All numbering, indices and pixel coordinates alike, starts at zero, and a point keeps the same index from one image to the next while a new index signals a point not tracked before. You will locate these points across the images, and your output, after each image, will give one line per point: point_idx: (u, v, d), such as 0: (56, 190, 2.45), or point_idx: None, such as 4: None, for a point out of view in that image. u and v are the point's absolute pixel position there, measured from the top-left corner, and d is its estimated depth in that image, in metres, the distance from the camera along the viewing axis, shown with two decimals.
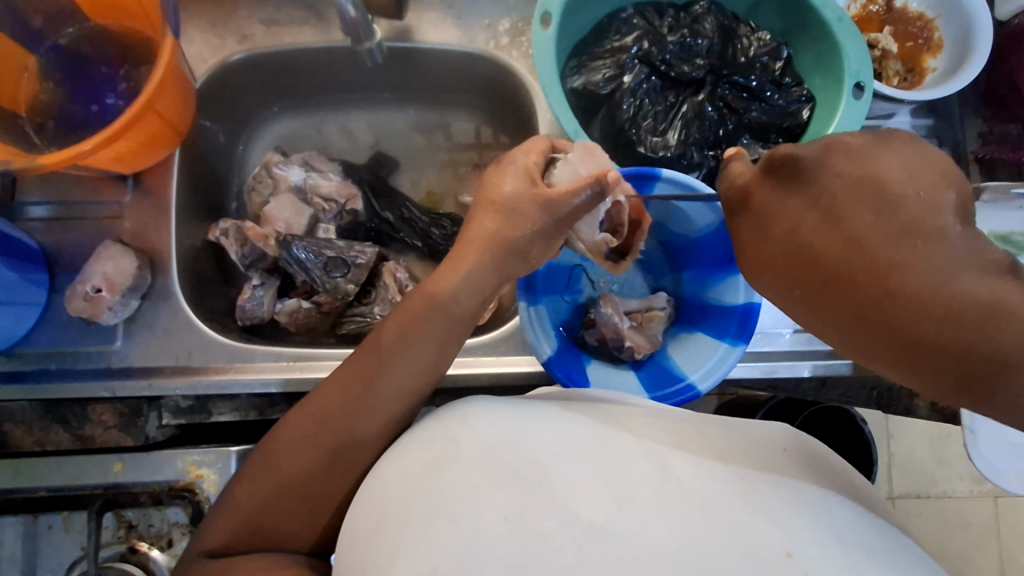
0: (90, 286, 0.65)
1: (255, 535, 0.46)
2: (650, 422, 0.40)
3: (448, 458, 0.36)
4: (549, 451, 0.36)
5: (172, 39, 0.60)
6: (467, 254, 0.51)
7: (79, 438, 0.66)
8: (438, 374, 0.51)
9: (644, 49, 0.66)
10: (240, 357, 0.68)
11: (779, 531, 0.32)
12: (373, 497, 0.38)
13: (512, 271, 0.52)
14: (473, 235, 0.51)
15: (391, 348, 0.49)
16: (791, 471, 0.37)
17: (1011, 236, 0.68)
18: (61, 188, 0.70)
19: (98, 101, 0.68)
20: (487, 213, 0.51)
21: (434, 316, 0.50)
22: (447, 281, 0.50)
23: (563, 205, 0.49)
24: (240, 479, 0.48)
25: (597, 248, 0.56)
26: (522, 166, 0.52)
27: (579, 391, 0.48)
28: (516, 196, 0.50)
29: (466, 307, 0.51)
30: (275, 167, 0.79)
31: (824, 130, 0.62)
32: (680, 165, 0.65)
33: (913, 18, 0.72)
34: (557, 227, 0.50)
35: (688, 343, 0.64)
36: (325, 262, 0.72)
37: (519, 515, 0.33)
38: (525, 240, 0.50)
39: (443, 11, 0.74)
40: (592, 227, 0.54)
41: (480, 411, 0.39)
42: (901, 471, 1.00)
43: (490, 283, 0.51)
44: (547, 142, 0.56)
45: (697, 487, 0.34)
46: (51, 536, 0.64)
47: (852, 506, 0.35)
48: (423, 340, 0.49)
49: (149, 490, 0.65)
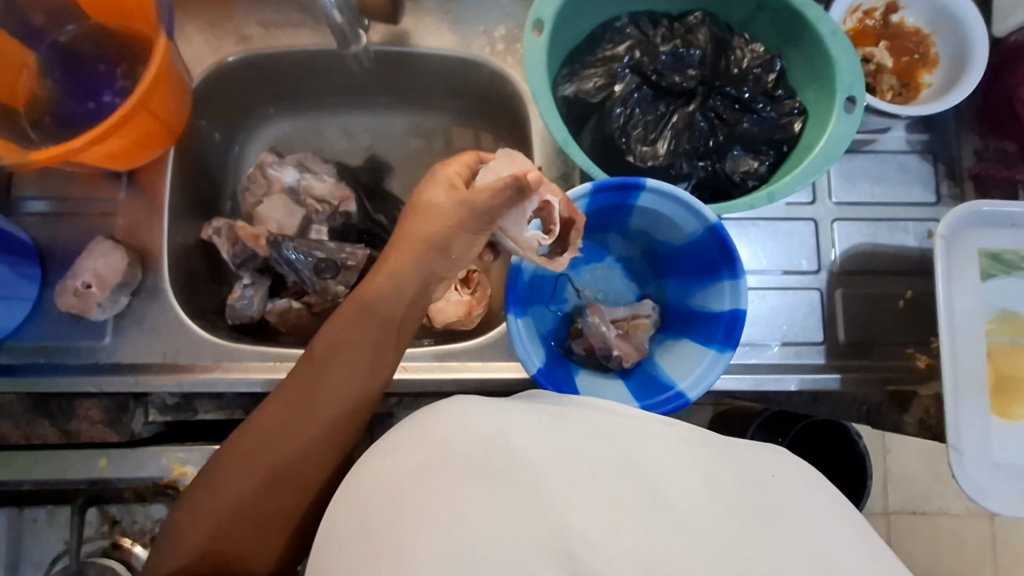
0: (80, 281, 0.65)
1: (207, 561, 0.46)
2: (640, 433, 0.41)
3: (435, 461, 0.37)
4: (541, 459, 0.37)
5: (165, 40, 0.60)
6: (394, 258, 0.52)
7: (65, 432, 0.68)
8: (378, 378, 0.51)
9: (636, 58, 0.66)
10: (226, 356, 0.68)
11: (764, 551, 0.33)
12: (360, 487, 0.39)
13: (433, 267, 0.51)
14: (403, 238, 0.52)
15: (324, 356, 0.50)
16: (785, 495, 0.38)
17: (1003, 254, 0.67)
18: (57, 183, 0.71)
19: (95, 98, 0.69)
20: (415, 216, 0.52)
21: (364, 322, 0.51)
22: (375, 283, 0.51)
23: (482, 203, 0.48)
24: (189, 502, 0.48)
25: (528, 246, 0.52)
26: (444, 178, 0.53)
27: (558, 397, 0.47)
28: (437, 204, 0.51)
29: (396, 309, 0.51)
30: (269, 168, 0.79)
31: (814, 145, 0.62)
32: (668, 175, 0.65)
33: (909, 32, 0.72)
34: (482, 224, 0.49)
35: (674, 351, 0.64)
36: (316, 263, 0.72)
37: (507, 525, 0.34)
38: (444, 235, 0.50)
39: (440, 17, 0.75)
40: (518, 219, 0.50)
41: (471, 411, 0.40)
42: (896, 487, 0.97)
43: (415, 282, 0.51)
44: (475, 155, 0.56)
45: (683, 505, 0.35)
46: (36, 528, 0.67)
47: (845, 536, 0.37)
48: (356, 347, 0.50)
49: (132, 487, 0.66)
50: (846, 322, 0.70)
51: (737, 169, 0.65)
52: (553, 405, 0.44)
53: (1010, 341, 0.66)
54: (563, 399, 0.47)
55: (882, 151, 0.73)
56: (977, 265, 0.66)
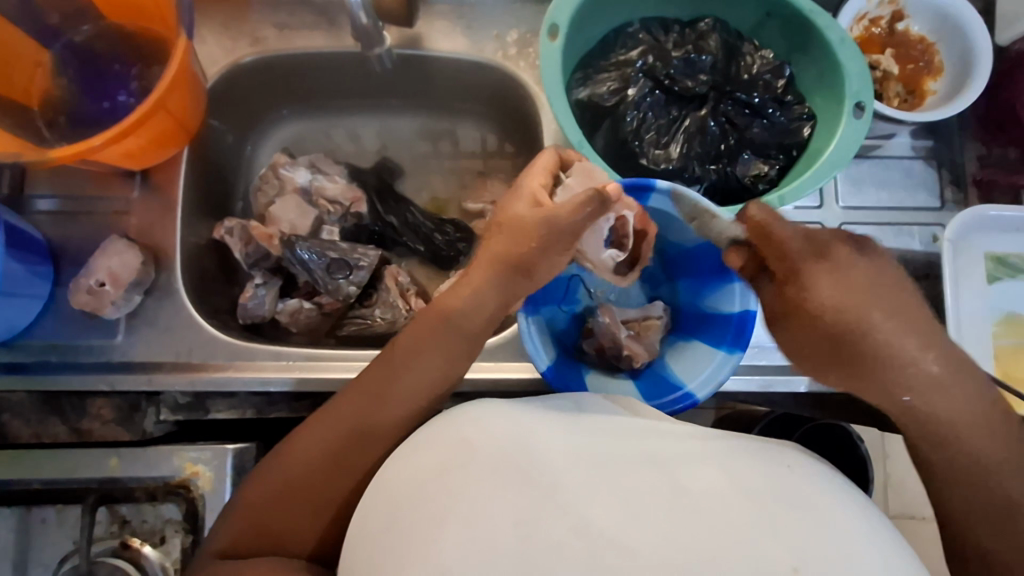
0: (94, 279, 0.65)
1: (263, 537, 0.48)
2: (658, 434, 0.41)
3: (458, 459, 0.38)
4: (561, 459, 0.37)
5: (185, 40, 0.61)
6: (474, 274, 0.53)
7: (77, 431, 0.68)
8: (447, 389, 0.52)
9: (649, 63, 0.68)
10: (239, 355, 0.69)
11: (787, 544, 0.33)
12: (385, 490, 0.40)
13: (519, 289, 0.53)
14: (483, 256, 0.53)
15: (403, 358, 0.51)
16: (808, 489, 0.37)
17: (1008, 258, 0.69)
18: (69, 182, 0.71)
19: (109, 98, 0.69)
20: (497, 234, 0.53)
21: (443, 331, 0.52)
22: (455, 296, 0.53)
23: (564, 220, 0.49)
24: (254, 480, 0.50)
25: (603, 263, 0.60)
26: (528, 192, 0.53)
27: (574, 398, 0.48)
28: (520, 220, 0.51)
29: (473, 323, 0.53)
30: (282, 168, 0.80)
31: (824, 150, 0.63)
32: (681, 177, 0.66)
33: (914, 41, 0.73)
34: (566, 241, 0.50)
35: (685, 352, 0.65)
36: (329, 263, 0.73)
37: (529, 522, 0.34)
38: (527, 256, 0.51)
39: (454, 21, 0.76)
40: (597, 248, 0.58)
41: (489, 413, 0.41)
42: (894, 490, 0.98)
43: (493, 299, 0.53)
44: (552, 159, 0.55)
45: (708, 499, 0.35)
46: (44, 529, 0.64)
47: (871, 527, 0.36)
48: (432, 355, 0.51)
49: (144, 487, 0.65)
50: None
51: (748, 172, 0.67)
52: (568, 408, 0.44)
53: (1015, 343, 0.67)
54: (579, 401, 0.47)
55: (888, 157, 0.75)
56: (983, 268, 0.68)
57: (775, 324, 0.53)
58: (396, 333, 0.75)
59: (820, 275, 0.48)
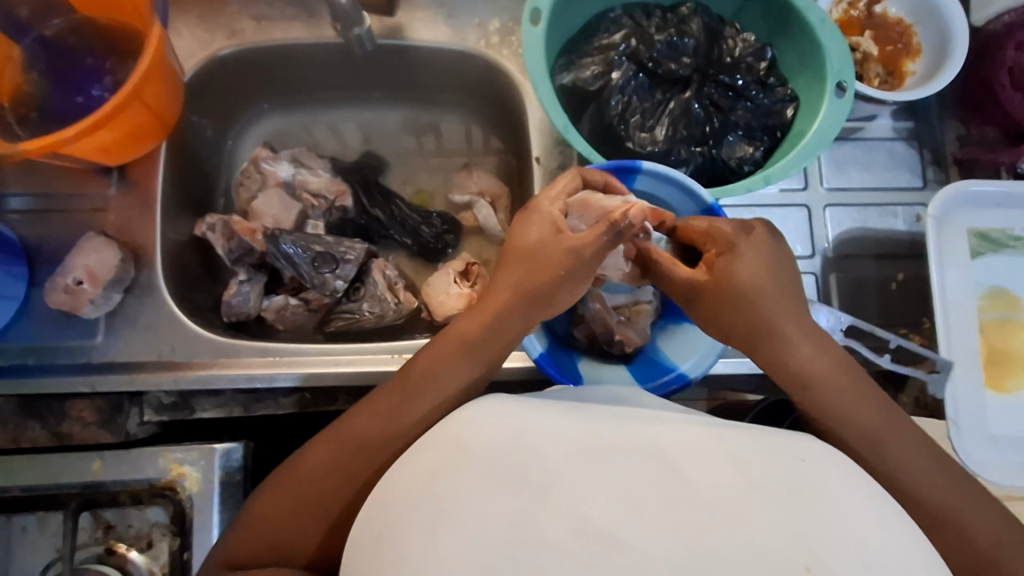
0: (72, 278, 0.64)
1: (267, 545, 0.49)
2: (662, 423, 0.39)
3: (454, 462, 0.37)
4: (560, 456, 0.36)
5: (160, 29, 0.59)
6: (493, 300, 0.52)
7: (57, 434, 0.66)
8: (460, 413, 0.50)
9: (632, 47, 0.67)
10: (224, 353, 0.67)
11: (794, 540, 0.33)
12: (380, 494, 0.39)
13: (538, 317, 0.52)
14: (501, 282, 0.52)
15: (419, 379, 0.50)
16: (814, 479, 0.36)
17: (990, 234, 0.70)
18: (43, 180, 0.69)
19: (83, 92, 0.68)
20: (514, 261, 0.52)
21: (463, 355, 0.51)
22: (475, 321, 0.52)
23: (585, 251, 0.49)
24: (265, 488, 0.51)
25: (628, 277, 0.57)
26: (545, 217, 0.53)
27: (586, 392, 0.47)
28: (539, 249, 0.51)
29: (493, 348, 0.51)
30: (264, 162, 0.78)
31: (806, 130, 0.63)
32: (668, 160, 0.66)
33: (892, 23, 0.74)
34: (589, 271, 0.50)
35: (676, 335, 0.65)
36: (314, 256, 0.72)
37: (526, 524, 0.33)
38: (547, 286, 0.50)
39: (434, 10, 0.75)
40: (618, 265, 0.56)
41: (482, 409, 0.40)
42: None
43: (511, 324, 0.51)
44: (575, 180, 0.55)
45: (709, 490, 0.34)
46: (26, 537, 0.63)
47: (877, 512, 0.36)
48: (449, 377, 0.50)
49: (128, 489, 0.63)
50: (842, 305, 0.72)
51: (733, 155, 0.66)
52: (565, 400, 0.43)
53: (999, 317, 0.68)
54: (580, 395, 0.46)
55: (869, 139, 0.75)
56: (966, 244, 0.69)
57: (692, 305, 0.52)
58: (385, 325, 0.75)
59: (745, 251, 0.51)
